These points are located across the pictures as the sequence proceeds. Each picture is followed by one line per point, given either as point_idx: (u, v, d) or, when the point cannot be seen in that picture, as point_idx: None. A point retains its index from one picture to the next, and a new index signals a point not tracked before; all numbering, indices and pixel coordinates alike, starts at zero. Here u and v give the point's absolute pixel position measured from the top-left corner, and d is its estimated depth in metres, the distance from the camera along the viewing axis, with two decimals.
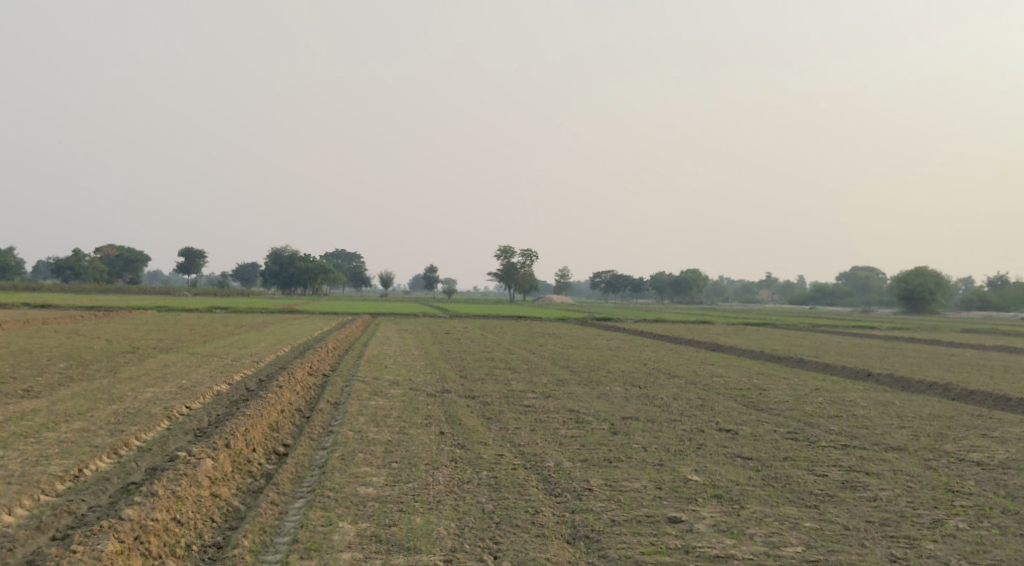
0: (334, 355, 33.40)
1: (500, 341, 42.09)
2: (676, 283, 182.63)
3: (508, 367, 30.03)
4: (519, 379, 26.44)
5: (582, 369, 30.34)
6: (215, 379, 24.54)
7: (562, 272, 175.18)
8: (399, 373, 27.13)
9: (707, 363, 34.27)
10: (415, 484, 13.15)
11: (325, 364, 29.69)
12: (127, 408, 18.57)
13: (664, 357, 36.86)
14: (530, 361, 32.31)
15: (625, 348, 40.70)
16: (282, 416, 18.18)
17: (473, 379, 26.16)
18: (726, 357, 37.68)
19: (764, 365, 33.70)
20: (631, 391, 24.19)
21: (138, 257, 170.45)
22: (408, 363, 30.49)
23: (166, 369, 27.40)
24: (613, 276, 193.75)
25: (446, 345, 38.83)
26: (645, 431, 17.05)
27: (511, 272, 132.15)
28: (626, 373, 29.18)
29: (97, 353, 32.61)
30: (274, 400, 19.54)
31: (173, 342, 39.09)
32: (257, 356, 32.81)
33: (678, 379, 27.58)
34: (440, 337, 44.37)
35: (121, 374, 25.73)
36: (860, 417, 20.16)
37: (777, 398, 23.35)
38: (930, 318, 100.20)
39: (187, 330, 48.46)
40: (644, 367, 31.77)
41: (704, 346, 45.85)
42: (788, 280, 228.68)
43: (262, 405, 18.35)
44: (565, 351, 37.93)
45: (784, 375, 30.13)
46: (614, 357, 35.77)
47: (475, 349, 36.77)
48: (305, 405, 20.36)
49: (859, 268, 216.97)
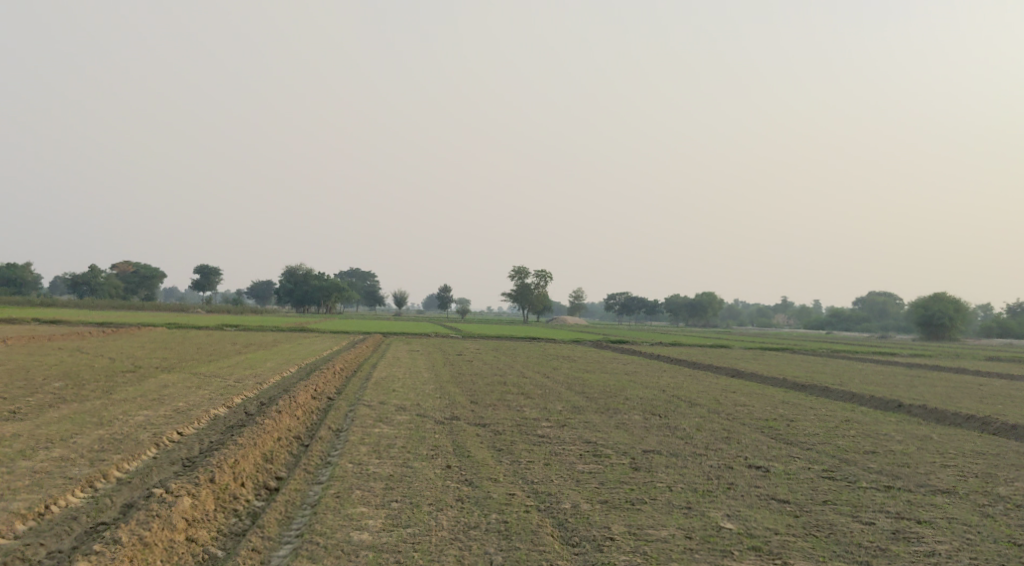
0: (342, 377, 32.20)
1: (513, 363, 40.85)
2: (692, 306, 181.03)
3: (521, 392, 28.74)
4: (533, 405, 25.14)
5: (598, 396, 29.00)
6: (213, 402, 23.37)
7: (577, 294, 173.79)
8: (407, 398, 25.90)
9: (729, 390, 32.87)
10: (416, 529, 11.93)
11: (331, 387, 28.44)
12: (114, 434, 17.41)
13: (684, 383, 35.47)
14: (544, 386, 31.04)
15: (643, 373, 39.38)
16: (278, 443, 16.98)
17: (485, 404, 24.91)
18: (748, 384, 36.23)
19: (789, 393, 32.29)
20: (651, 420, 22.86)
21: (154, 273, 170.48)
22: (417, 387, 29.25)
23: (165, 390, 26.26)
24: (628, 298, 192.27)
25: (458, 367, 37.63)
26: (668, 467, 15.75)
27: (525, 293, 130.95)
28: (645, 401, 27.82)
29: (97, 372, 31.55)
30: (272, 426, 18.33)
31: (177, 361, 37.93)
32: (261, 377, 31.68)
33: (700, 408, 26.25)
34: (452, 358, 43.22)
35: (116, 395, 24.58)
36: (898, 452, 18.84)
37: (807, 430, 22.00)
38: (952, 345, 98.31)
39: (194, 348, 47.33)
40: (663, 393, 30.44)
41: (723, 372, 44.41)
42: (805, 305, 226.60)
43: (258, 432, 17.14)
44: (580, 376, 36.60)
45: (810, 404, 28.76)
46: (631, 382, 34.42)
47: (488, 372, 35.53)
48: (305, 432, 19.14)
49: (876, 292, 214.61)
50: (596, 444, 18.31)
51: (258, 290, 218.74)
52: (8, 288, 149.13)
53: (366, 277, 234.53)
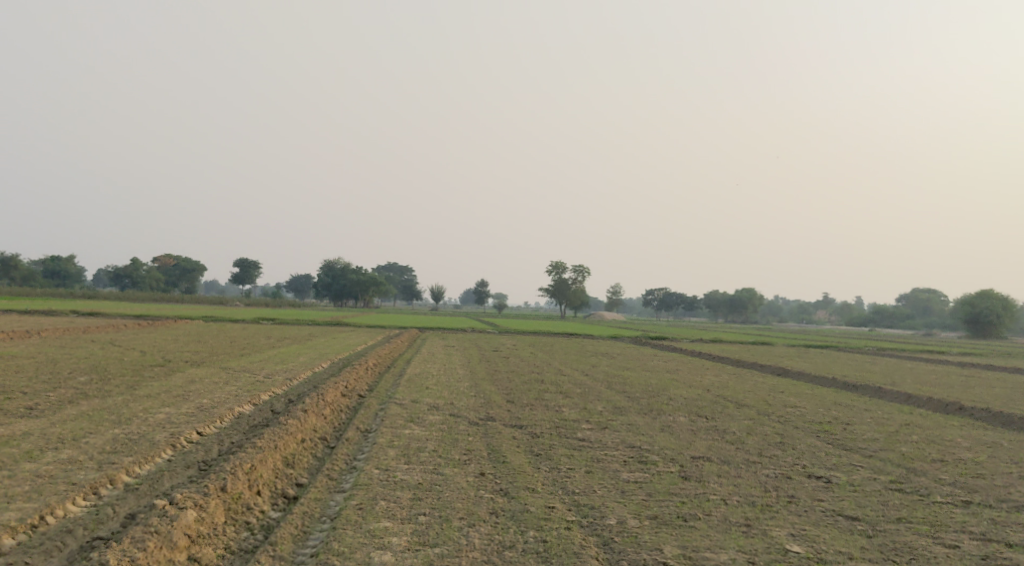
0: (374, 373, 31.21)
1: (551, 360, 39.61)
2: (732, 301, 178.58)
3: (559, 391, 27.53)
4: (572, 405, 23.94)
5: (641, 395, 27.70)
6: (238, 399, 22.40)
7: (614, 289, 172.10)
8: (440, 396, 24.79)
9: (777, 390, 31.41)
10: (446, 550, 10.95)
11: (362, 384, 27.38)
12: (131, 432, 16.46)
13: (729, 382, 34.04)
14: (583, 385, 29.79)
15: (685, 372, 37.95)
16: (302, 445, 15.92)
17: (522, 404, 23.68)
18: (796, 383, 34.69)
19: (841, 395, 30.78)
20: (698, 424, 21.56)
21: (194, 266, 171.49)
22: (452, 384, 28.14)
23: (191, 386, 25.37)
24: (666, 294, 190.15)
25: (494, 364, 36.48)
26: (721, 477, 14.51)
27: (562, 288, 129.56)
28: (690, 402, 26.50)
29: (125, 366, 30.75)
30: (296, 427, 17.29)
31: (209, 355, 37.15)
32: (291, 372, 30.75)
33: (749, 410, 24.88)
34: (488, 355, 42.07)
35: (141, 390, 23.70)
36: (970, 461, 17.39)
37: (865, 435, 20.59)
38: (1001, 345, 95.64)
39: (228, 342, 46.66)
40: (708, 394, 29.08)
41: (768, 370, 42.82)
42: (846, 302, 223.09)
43: (281, 432, 16.11)
44: (621, 374, 35.30)
45: (864, 406, 27.27)
46: (674, 381, 33.09)
47: (524, 369, 34.38)
48: (332, 432, 18.09)
49: (920, 289, 210.44)
50: (642, 448, 17.11)
51: (297, 283, 219.37)
52: (51, 281, 150.51)
53: (403, 272, 234.15)
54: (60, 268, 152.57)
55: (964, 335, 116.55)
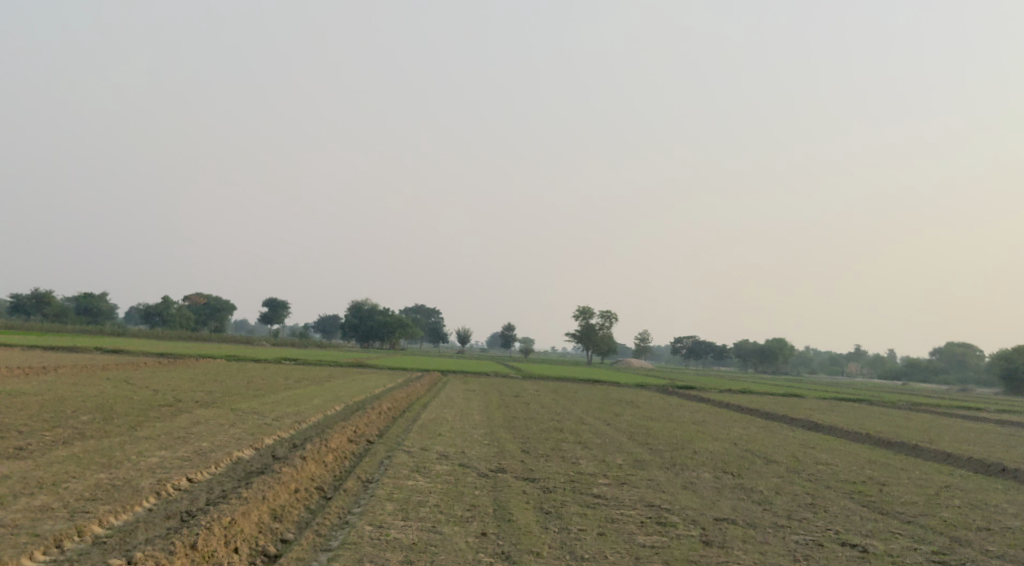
0: (388, 418, 30.15)
1: (573, 407, 38.40)
2: (761, 350, 176.13)
3: (578, 441, 26.36)
4: (590, 457, 22.76)
5: (664, 448, 26.48)
6: (240, 443, 21.42)
7: (642, 336, 170.34)
8: (453, 444, 23.72)
9: (807, 446, 30.08)
10: None
11: (373, 430, 26.32)
12: (115, 478, 15.46)
13: (757, 436, 32.71)
14: (604, 435, 28.60)
15: (712, 423, 36.63)
16: (295, 496, 14.89)
17: (537, 455, 22.52)
18: (827, 439, 33.33)
19: (875, 453, 29.41)
20: (723, 481, 20.34)
21: (224, 305, 171.85)
22: (466, 432, 27.06)
23: (196, 427, 24.43)
24: (695, 342, 187.98)
25: (513, 411, 35.35)
26: (746, 543, 13.37)
27: (590, 333, 128.28)
28: (715, 456, 25.25)
29: (134, 405, 29.88)
30: (292, 476, 16.25)
31: (221, 395, 36.28)
32: (302, 415, 29.79)
33: (778, 467, 23.60)
34: (509, 400, 40.94)
35: (142, 431, 22.76)
36: (1019, 531, 16.04)
37: (903, 497, 19.29)
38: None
39: (246, 382, 45.81)
40: (735, 448, 27.80)
41: (798, 423, 41.36)
42: (877, 354, 219.68)
43: (273, 482, 15.06)
44: (644, 423, 34.05)
45: (900, 465, 25.92)
46: (700, 433, 31.81)
47: (545, 417, 33.22)
48: (331, 482, 17.03)
49: (953, 343, 206.86)
50: (662, 508, 15.90)
51: (324, 324, 219.31)
52: (82, 318, 151.04)
53: (431, 315, 233.61)
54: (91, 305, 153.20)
55: (1000, 390, 113.74)
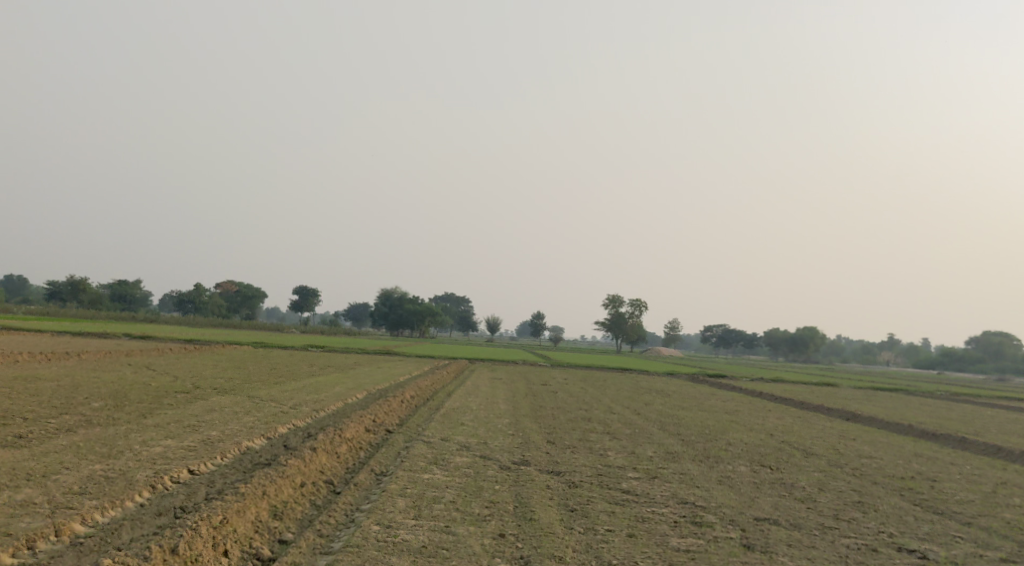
0: (410, 407, 29.10)
1: (603, 396, 37.19)
2: (793, 340, 173.74)
3: (607, 432, 25.18)
4: (619, 449, 21.54)
5: (697, 439, 25.25)
6: (252, 432, 20.36)
7: (672, 325, 168.57)
8: (475, 434, 22.61)
9: (847, 439, 28.83)
10: None
11: (392, 419, 25.22)
12: (109, 470, 14.41)
13: (795, 427, 31.44)
14: (634, 425, 27.42)
15: (746, 413, 35.34)
16: (300, 491, 13.81)
17: (564, 446, 21.37)
18: (867, 431, 32.04)
19: (919, 447, 28.11)
20: (761, 476, 19.10)
21: (256, 292, 171.94)
22: (490, 421, 25.96)
23: (210, 414, 23.43)
24: (726, 330, 185.82)
25: (540, 399, 34.20)
26: (792, 549, 12.26)
27: (619, 322, 126.80)
28: (752, 448, 24.00)
29: (149, 391, 28.91)
30: (299, 468, 15.13)
31: (240, 382, 35.30)
32: (320, 403, 28.75)
33: (819, 461, 22.39)
34: (537, 389, 39.78)
35: (152, 418, 21.77)
36: None
37: (958, 497, 18.10)
38: None
39: (269, 369, 44.94)
40: (772, 440, 26.57)
41: (834, 414, 40.00)
42: (911, 344, 216.40)
43: (275, 475, 13.97)
44: (676, 413, 32.84)
45: (949, 461, 24.67)
46: (734, 424, 30.58)
47: (573, 406, 32.03)
48: (340, 475, 15.88)
49: (991, 331, 202.56)
50: (699, 507, 14.65)
51: (353, 312, 219.14)
52: (114, 305, 151.39)
53: (460, 303, 232.95)
54: (125, 292, 153.55)
55: None
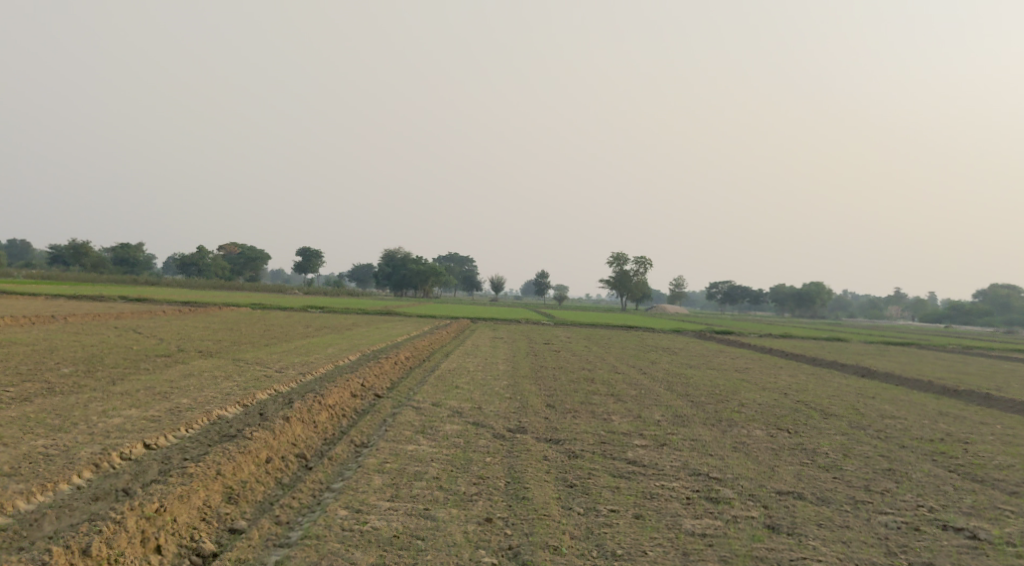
0: (403, 370, 27.55)
1: (607, 355, 35.69)
2: (800, 296, 172.23)
3: (610, 393, 23.63)
4: (624, 413, 19.94)
5: (707, 399, 23.69)
6: (226, 399, 18.76)
7: (677, 282, 167.01)
8: (469, 399, 21.09)
9: (866, 398, 27.28)
10: None
11: (382, 384, 23.63)
12: (52, 445, 12.86)
13: (809, 385, 29.90)
14: (641, 385, 25.88)
15: (757, 371, 33.81)
16: (264, 468, 12.26)
17: (565, 411, 19.81)
18: (885, 389, 30.49)
19: (943, 405, 26.56)
20: (779, 441, 17.51)
21: (258, 254, 170.41)
22: (486, 384, 24.41)
23: (186, 378, 21.86)
24: (731, 287, 184.23)
25: (541, 359, 32.67)
26: (824, 529, 10.86)
27: (624, 280, 125.14)
28: (767, 409, 22.44)
29: (129, 354, 27.36)
30: (267, 439, 13.45)
31: (228, 344, 33.73)
32: (308, 365, 27.24)
33: (841, 423, 20.85)
34: (538, 348, 38.30)
35: (120, 384, 20.20)
36: None
37: (996, 462, 16.57)
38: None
39: (262, 331, 43.40)
40: (786, 399, 25.05)
41: (848, 370, 38.49)
42: (918, 299, 214.81)
43: (237, 449, 12.40)
44: (683, 371, 31.32)
45: (976, 420, 23.20)
46: (745, 382, 29.04)
47: (575, 366, 30.48)
48: (314, 448, 14.29)
49: (999, 285, 200.22)
50: (715, 479, 13.15)
51: (358, 273, 217.56)
52: (117, 268, 150.04)
53: (464, 263, 231.35)
54: (128, 255, 152.13)
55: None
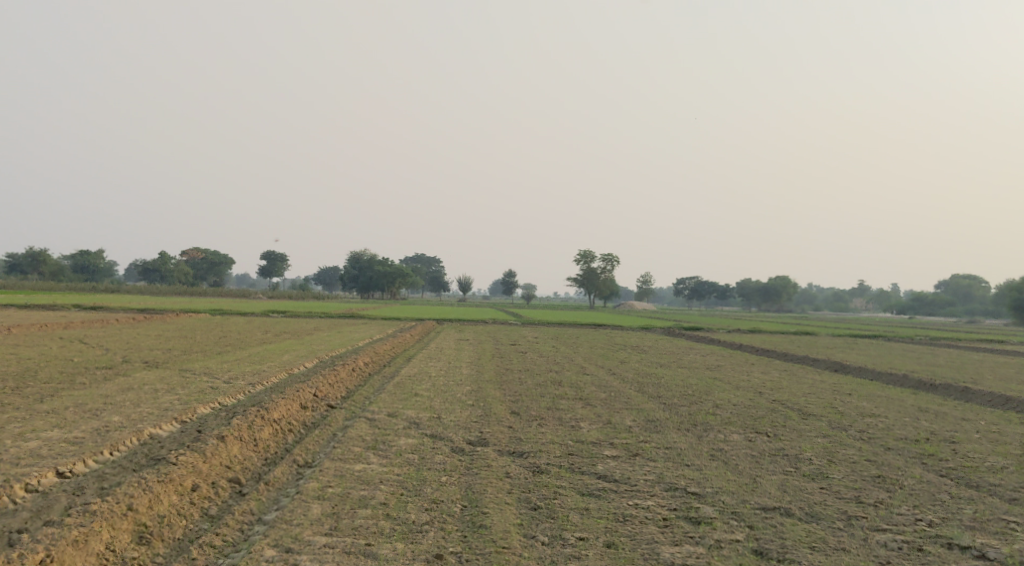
0: (360, 377, 26.13)
1: (575, 355, 34.54)
2: (766, 291, 172.45)
3: (578, 397, 22.39)
4: (593, 419, 18.69)
5: (680, 402, 22.51)
6: (162, 416, 17.24)
7: (645, 278, 166.64)
8: (428, 408, 19.79)
9: (843, 394, 26.26)
10: None
11: (337, 393, 22.23)
12: None
13: (783, 382, 28.98)
14: (610, 387, 24.74)
15: (730, 369, 32.82)
16: (183, 501, 11.10)
17: (531, 419, 18.55)
18: (860, 384, 29.50)
19: (922, 401, 25.59)
20: (759, 447, 16.39)
21: (221, 259, 167.76)
22: (447, 390, 23.08)
23: (123, 393, 20.33)
24: (698, 283, 184.13)
25: (506, 361, 31.43)
26: (817, 554, 10.08)
27: (591, 278, 124.17)
28: (743, 411, 21.30)
29: (68, 366, 25.73)
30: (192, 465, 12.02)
31: (178, 353, 32.12)
32: (260, 374, 25.75)
33: (820, 423, 19.84)
34: (504, 349, 37.08)
35: (48, 401, 18.58)
36: None
37: (989, 463, 15.57)
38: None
39: (218, 338, 41.74)
40: (761, 399, 24.03)
41: (821, 365, 37.62)
42: (881, 291, 216.24)
43: (155, 480, 11.19)
44: (654, 371, 30.22)
45: (957, 417, 22.35)
46: (717, 382, 27.91)
47: (542, 367, 29.27)
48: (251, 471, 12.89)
49: (961, 275, 201.94)
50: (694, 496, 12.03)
51: (323, 277, 214.88)
52: (76, 275, 146.81)
53: (430, 263, 229.64)
54: (88, 262, 149.03)
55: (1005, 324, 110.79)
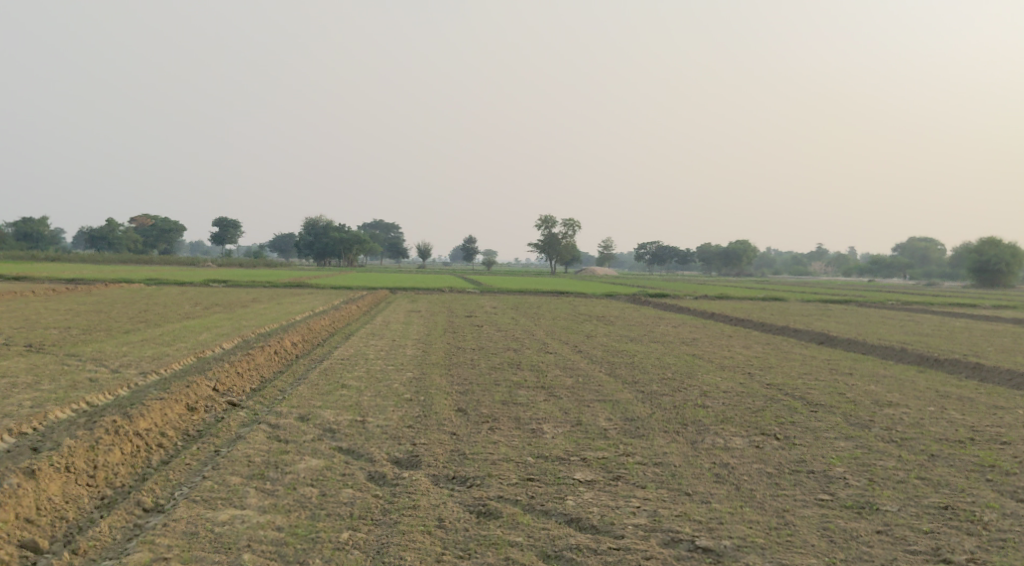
0: (281, 362, 22.14)
1: (536, 328, 30.71)
2: (726, 255, 169.91)
3: (540, 386, 18.56)
4: (560, 420, 14.81)
5: (661, 390, 18.72)
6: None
7: (606, 243, 163.15)
8: (351, 405, 15.80)
9: (843, 375, 22.71)
10: None
11: (243, 387, 18.10)
12: None
13: (770, 360, 25.40)
14: (575, 371, 20.94)
15: (709, 343, 29.15)
16: None
17: (479, 420, 14.59)
18: (856, 361, 25.96)
19: (935, 382, 22.06)
20: (774, 460, 12.61)
21: (173, 226, 161.58)
22: (381, 379, 19.13)
23: None
24: (658, 248, 180.94)
25: (459, 337, 27.53)
26: None
27: (553, 243, 120.18)
28: (737, 402, 17.53)
29: None
30: None
31: (79, 332, 27.77)
32: (161, 359, 21.66)
33: (836, 419, 16.17)
34: (456, 322, 33.25)
35: None
36: None
37: None
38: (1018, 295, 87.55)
39: (138, 312, 37.35)
40: (753, 383, 20.38)
41: (804, 337, 34.15)
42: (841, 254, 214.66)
43: None
44: (625, 347, 26.50)
45: (984, 402, 18.86)
46: (698, 361, 24.24)
47: (498, 346, 25.41)
48: (58, 539, 9.40)
49: (918, 238, 200.48)
50: None
51: (278, 243, 208.92)
52: (18, 242, 140.00)
53: (389, 230, 224.41)
54: (32, 230, 142.31)
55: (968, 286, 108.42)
